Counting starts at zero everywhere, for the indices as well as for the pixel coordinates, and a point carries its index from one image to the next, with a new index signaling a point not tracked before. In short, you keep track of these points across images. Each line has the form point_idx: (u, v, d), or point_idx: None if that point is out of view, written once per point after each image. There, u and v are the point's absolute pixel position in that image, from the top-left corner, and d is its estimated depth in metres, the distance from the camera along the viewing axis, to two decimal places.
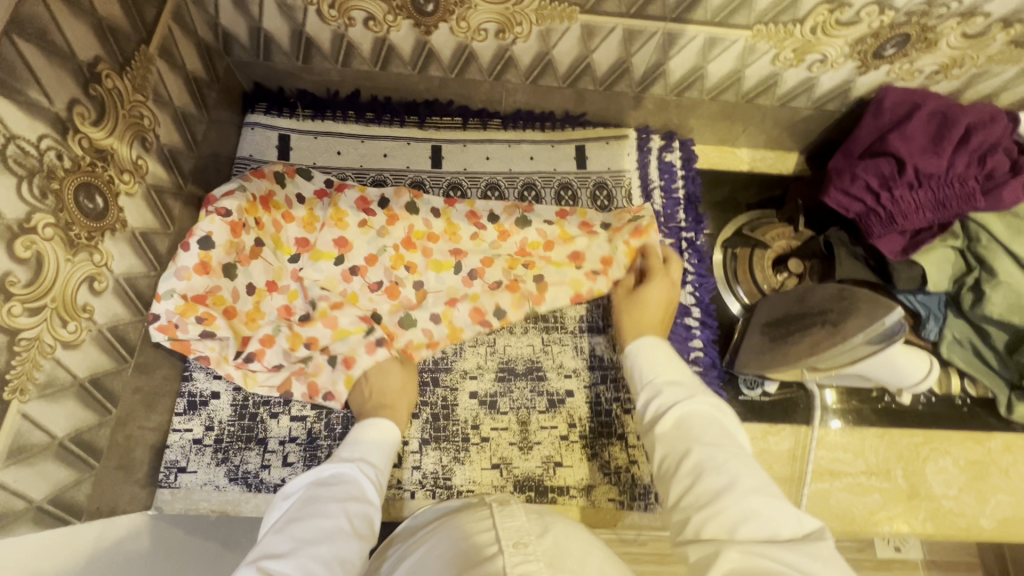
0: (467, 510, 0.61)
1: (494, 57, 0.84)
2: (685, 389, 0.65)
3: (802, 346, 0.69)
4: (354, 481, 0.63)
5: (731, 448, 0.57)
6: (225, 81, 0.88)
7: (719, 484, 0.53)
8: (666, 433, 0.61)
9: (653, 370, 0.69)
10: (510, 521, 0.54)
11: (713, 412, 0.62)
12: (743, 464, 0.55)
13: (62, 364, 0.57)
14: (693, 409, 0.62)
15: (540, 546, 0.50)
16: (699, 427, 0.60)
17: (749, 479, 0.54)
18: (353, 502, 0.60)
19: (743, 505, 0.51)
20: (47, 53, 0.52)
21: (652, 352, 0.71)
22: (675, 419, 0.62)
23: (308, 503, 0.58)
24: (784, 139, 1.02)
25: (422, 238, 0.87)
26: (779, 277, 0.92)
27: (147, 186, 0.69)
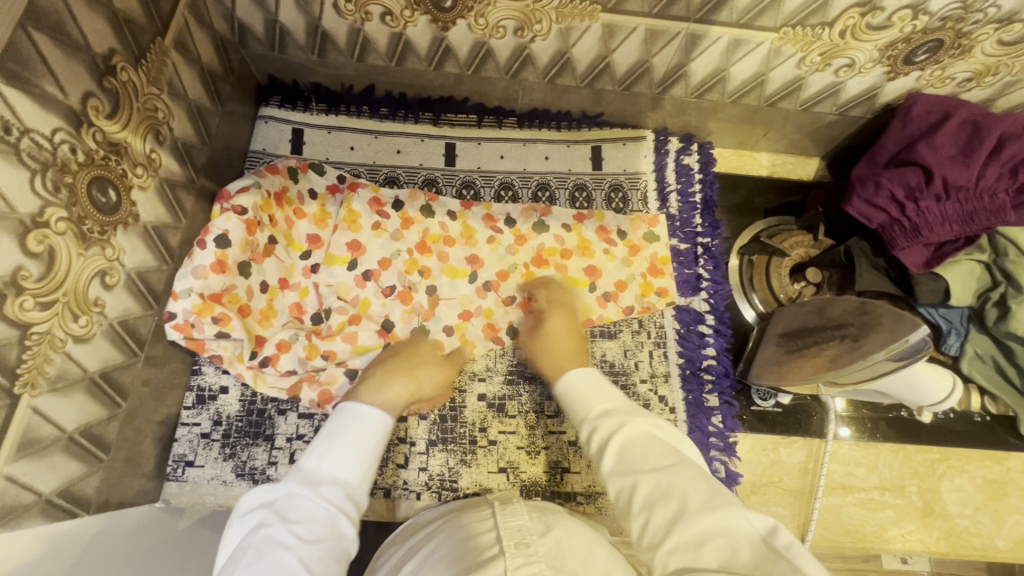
0: (466, 511, 0.61)
1: (512, 55, 0.83)
2: (614, 416, 0.61)
3: (819, 360, 0.69)
4: (328, 478, 0.56)
5: (676, 464, 0.54)
6: (240, 74, 0.87)
7: (670, 512, 0.50)
8: (611, 467, 0.57)
9: (586, 402, 0.65)
10: (513, 520, 0.54)
11: (651, 429, 0.60)
12: (689, 479, 0.52)
13: (72, 358, 0.57)
14: (633, 431, 0.59)
15: (542, 546, 0.50)
16: (639, 452, 0.57)
17: (696, 498, 0.50)
18: (316, 528, 0.51)
19: (692, 532, 0.47)
20: (63, 46, 0.52)
21: (588, 380, 0.68)
22: (617, 446, 0.58)
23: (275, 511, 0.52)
24: (806, 144, 1.00)
25: (437, 242, 0.88)
26: (796, 286, 0.91)
27: (160, 180, 0.68)
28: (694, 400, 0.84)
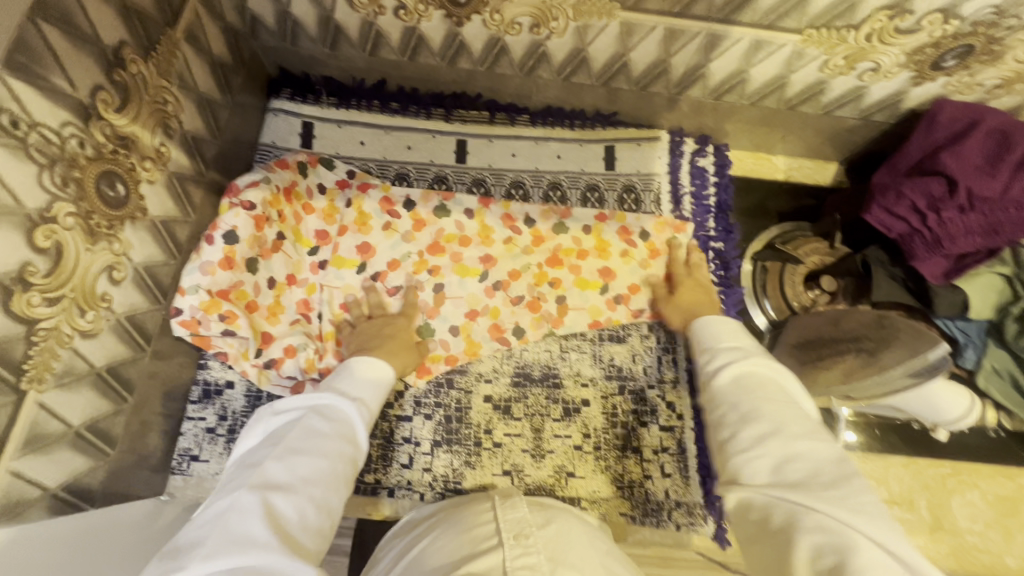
0: (469, 504, 0.60)
1: (527, 52, 0.81)
2: (739, 351, 0.64)
3: (833, 372, 0.68)
4: (304, 427, 0.56)
5: (783, 403, 0.55)
6: (250, 65, 0.86)
7: (760, 431, 0.52)
8: (721, 390, 0.60)
9: (716, 338, 0.68)
10: (512, 513, 0.54)
11: (775, 375, 0.60)
12: (793, 416, 0.53)
13: (79, 353, 0.57)
14: (754, 367, 0.60)
15: (541, 537, 0.50)
16: (755, 390, 0.58)
17: (797, 425, 0.52)
18: (342, 435, 0.58)
19: (790, 451, 0.49)
20: (72, 38, 0.51)
21: (719, 324, 0.69)
22: (735, 375, 0.60)
23: (247, 461, 0.52)
24: (825, 148, 0.97)
25: (452, 242, 0.87)
26: (811, 294, 0.90)
27: (170, 174, 0.68)
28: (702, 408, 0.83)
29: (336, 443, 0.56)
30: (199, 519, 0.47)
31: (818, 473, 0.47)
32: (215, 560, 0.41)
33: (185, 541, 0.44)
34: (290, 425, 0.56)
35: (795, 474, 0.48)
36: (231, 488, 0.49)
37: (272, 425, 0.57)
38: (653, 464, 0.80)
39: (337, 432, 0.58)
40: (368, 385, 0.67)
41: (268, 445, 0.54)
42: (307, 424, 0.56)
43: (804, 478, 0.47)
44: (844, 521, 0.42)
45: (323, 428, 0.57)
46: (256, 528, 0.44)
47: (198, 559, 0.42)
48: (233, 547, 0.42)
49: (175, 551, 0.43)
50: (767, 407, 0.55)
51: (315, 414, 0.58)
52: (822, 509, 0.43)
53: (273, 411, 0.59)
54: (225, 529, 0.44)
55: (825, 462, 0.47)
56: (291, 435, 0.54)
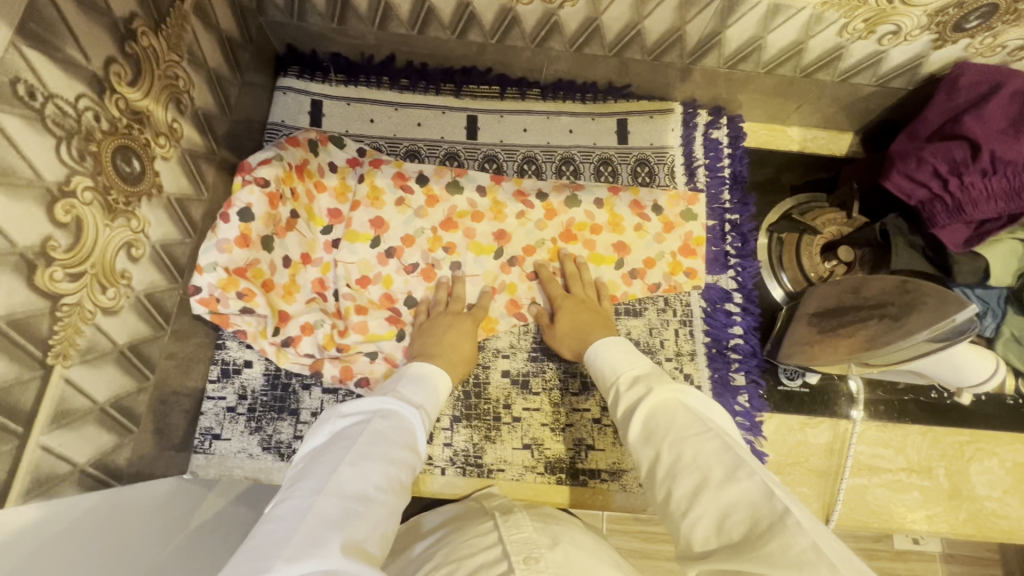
0: (472, 530, 0.62)
1: (540, 22, 0.79)
2: (640, 385, 0.62)
3: (855, 340, 0.67)
4: (373, 431, 0.56)
5: (699, 432, 0.52)
6: (258, 42, 0.84)
7: (692, 484, 0.49)
8: (639, 438, 0.57)
9: (614, 366, 0.67)
10: (518, 534, 0.57)
11: (678, 394, 0.58)
12: (711, 450, 0.50)
13: (102, 330, 0.57)
14: (659, 399, 0.58)
15: (550, 558, 0.52)
16: (667, 419, 0.55)
17: (719, 468, 0.49)
18: (404, 442, 0.57)
19: (721, 500, 0.46)
20: (83, 7, 0.50)
21: (611, 347, 0.70)
22: (647, 420, 0.57)
23: (319, 459, 0.53)
24: (840, 117, 0.96)
25: (465, 218, 0.87)
26: (827, 266, 0.88)
27: (182, 150, 0.67)
28: (720, 378, 0.83)
29: (401, 453, 0.56)
30: (276, 514, 0.47)
31: (755, 520, 0.43)
32: (295, 565, 0.42)
33: (264, 537, 0.45)
34: (359, 426, 0.56)
35: (738, 523, 0.44)
36: (308, 486, 0.49)
37: (341, 423, 0.57)
38: None
39: (403, 439, 0.58)
40: (428, 391, 0.67)
41: (339, 443, 0.54)
42: (377, 427, 0.56)
43: (744, 532, 0.43)
44: (775, 546, 0.40)
45: (390, 433, 0.57)
46: (332, 538, 0.44)
47: (281, 561, 0.42)
48: (313, 552, 0.43)
49: (256, 548, 0.44)
50: (674, 434, 0.53)
51: (381, 418, 0.58)
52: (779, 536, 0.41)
53: (339, 411, 0.58)
54: (305, 533, 0.44)
55: (740, 466, 0.47)
56: (362, 437, 0.54)
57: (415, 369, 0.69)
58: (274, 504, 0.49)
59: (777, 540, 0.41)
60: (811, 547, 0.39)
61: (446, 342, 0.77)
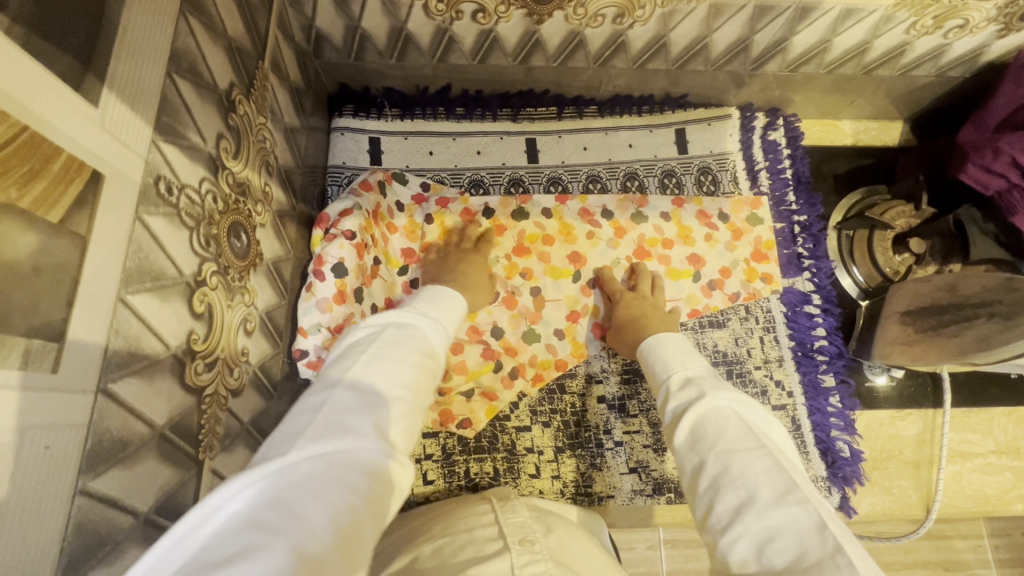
0: (455, 512, 0.58)
1: (606, 43, 0.78)
2: (693, 386, 0.54)
3: (967, 339, 0.67)
4: (393, 335, 0.48)
5: (752, 451, 0.45)
6: (314, 85, 0.82)
7: (736, 501, 0.43)
8: (683, 444, 0.50)
9: (664, 364, 0.59)
10: (513, 517, 0.53)
11: (733, 404, 0.50)
12: (763, 469, 0.44)
13: (233, 412, 0.55)
14: (711, 404, 0.50)
15: (546, 545, 0.48)
16: (716, 429, 0.48)
17: (768, 489, 0.42)
18: (425, 355, 0.50)
19: (767, 524, 0.40)
20: (198, 87, 0.48)
21: (670, 343, 0.62)
22: (693, 421, 0.50)
23: (343, 358, 0.46)
24: (893, 108, 0.97)
25: (538, 243, 0.87)
26: (900, 260, 0.88)
27: (274, 212, 0.65)
28: (811, 381, 0.84)
29: (424, 360, 0.49)
30: (303, 406, 0.41)
31: (802, 555, 0.38)
32: (317, 446, 0.36)
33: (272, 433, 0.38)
34: (380, 331, 0.48)
35: (782, 555, 0.38)
36: (329, 383, 0.42)
37: (364, 330, 0.49)
38: None
39: (423, 345, 0.50)
40: (451, 311, 0.60)
41: (361, 346, 0.47)
42: (398, 333, 0.49)
43: (790, 565, 0.37)
44: None
45: (412, 342, 0.49)
46: (361, 426, 0.39)
47: (305, 444, 0.36)
48: (338, 436, 0.37)
49: (282, 436, 0.37)
50: (722, 446, 0.46)
51: (399, 326, 0.50)
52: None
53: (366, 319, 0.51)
54: (327, 419, 0.38)
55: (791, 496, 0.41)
56: (383, 339, 0.47)
57: (441, 293, 0.61)
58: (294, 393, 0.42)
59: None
60: None
61: (471, 281, 0.77)
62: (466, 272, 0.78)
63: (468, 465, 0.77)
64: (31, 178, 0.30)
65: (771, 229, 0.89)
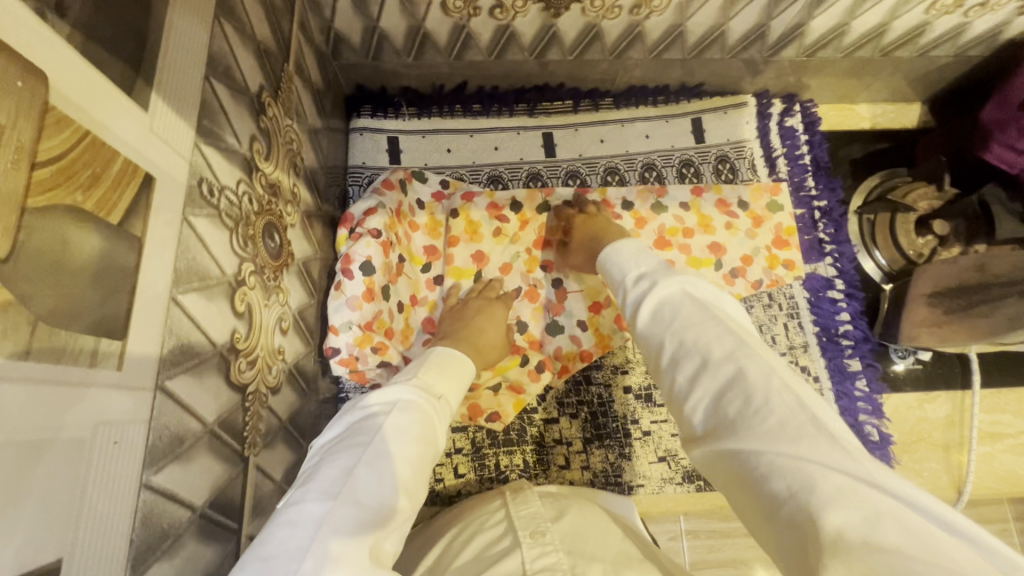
0: (474, 510, 0.61)
1: (622, 34, 0.78)
2: (648, 271, 0.57)
3: (997, 319, 0.68)
4: (392, 424, 0.51)
5: (709, 316, 0.47)
6: (334, 87, 0.83)
7: (690, 368, 0.45)
8: (645, 328, 0.51)
9: (614, 263, 0.61)
10: (526, 509, 0.56)
11: (690, 282, 0.52)
12: (715, 331, 0.46)
13: (272, 409, 0.56)
14: (660, 289, 0.52)
15: (556, 532, 0.51)
16: (676, 308, 0.50)
17: (720, 348, 0.44)
18: (418, 437, 0.52)
19: (729, 404, 0.41)
20: (233, 91, 0.49)
21: (623, 244, 0.64)
22: (650, 306, 0.52)
23: (333, 459, 0.47)
24: (912, 90, 0.96)
25: (559, 237, 0.87)
26: (923, 241, 0.88)
27: (302, 213, 0.66)
28: (836, 366, 0.84)
29: (418, 447, 0.51)
30: (286, 519, 0.42)
31: (746, 401, 0.40)
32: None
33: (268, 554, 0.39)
34: (376, 422, 0.51)
35: (746, 411, 0.39)
36: (319, 490, 0.44)
37: (358, 417, 0.52)
38: None
39: (422, 432, 0.53)
40: (450, 380, 0.62)
41: (354, 440, 0.49)
42: (397, 422, 0.51)
43: (735, 413, 0.40)
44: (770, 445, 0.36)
45: (405, 426, 0.51)
46: (352, 545, 0.40)
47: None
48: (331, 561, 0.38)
49: (264, 564, 0.39)
50: (681, 317, 0.48)
51: (401, 411, 0.53)
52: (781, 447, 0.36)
53: (356, 404, 0.54)
54: (320, 539, 0.40)
55: (747, 371, 0.41)
56: (380, 432, 0.50)
57: (441, 358, 0.64)
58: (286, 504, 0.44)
59: (786, 447, 0.36)
60: (803, 450, 0.35)
61: (474, 328, 0.75)
62: (467, 321, 0.75)
63: (498, 459, 0.78)
64: (93, 181, 0.31)
65: (792, 216, 0.89)
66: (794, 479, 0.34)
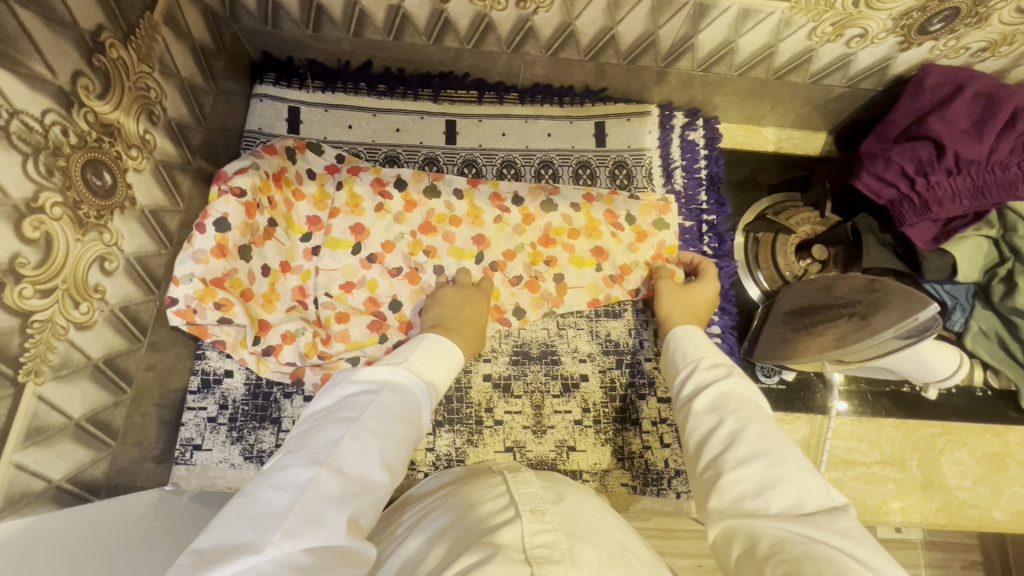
0: (479, 480, 0.65)
1: (514, 28, 0.80)
2: (721, 366, 0.64)
3: (826, 338, 0.67)
4: (380, 404, 0.59)
5: (768, 423, 0.55)
6: (231, 49, 0.84)
7: (721, 371, 0.63)
8: (703, 409, 0.60)
9: (685, 348, 0.69)
10: (525, 488, 0.58)
11: (751, 390, 0.60)
12: (776, 438, 0.53)
13: (75, 345, 0.56)
14: (722, 389, 0.60)
15: (555, 513, 0.52)
16: (708, 348, 0.69)
17: (781, 452, 0.51)
18: (402, 423, 0.59)
19: (772, 473, 0.50)
20: (47, 22, 0.50)
21: (694, 334, 0.71)
22: (711, 397, 0.60)
23: (322, 428, 0.55)
24: (814, 118, 0.97)
25: (444, 222, 0.87)
26: (802, 264, 0.90)
27: (156, 161, 0.67)
28: None
29: (404, 427, 0.59)
30: (277, 481, 0.49)
31: (747, 409, 0.57)
32: (296, 541, 0.44)
33: (265, 501, 0.47)
34: (367, 399, 0.59)
35: (781, 503, 0.47)
36: (308, 456, 0.51)
37: (352, 392, 0.60)
38: (653, 435, 0.81)
39: (406, 414, 0.60)
40: (441, 366, 0.69)
41: (343, 414, 0.57)
42: (384, 401, 0.59)
43: (735, 410, 0.57)
44: (766, 433, 0.54)
45: (394, 408, 0.59)
46: (331, 515, 0.47)
47: (279, 533, 0.44)
48: (314, 527, 0.45)
49: (255, 514, 0.46)
50: (740, 413, 0.56)
51: (390, 391, 0.61)
52: (815, 536, 0.43)
53: (350, 378, 0.62)
54: (304, 505, 0.46)
55: (754, 395, 0.60)
56: (368, 411, 0.57)
57: (431, 342, 0.70)
58: (274, 462, 0.52)
59: (766, 428, 0.54)
60: (789, 443, 0.53)
61: (463, 315, 0.79)
62: (458, 306, 0.79)
63: None
64: None
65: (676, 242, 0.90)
66: (753, 448, 0.52)
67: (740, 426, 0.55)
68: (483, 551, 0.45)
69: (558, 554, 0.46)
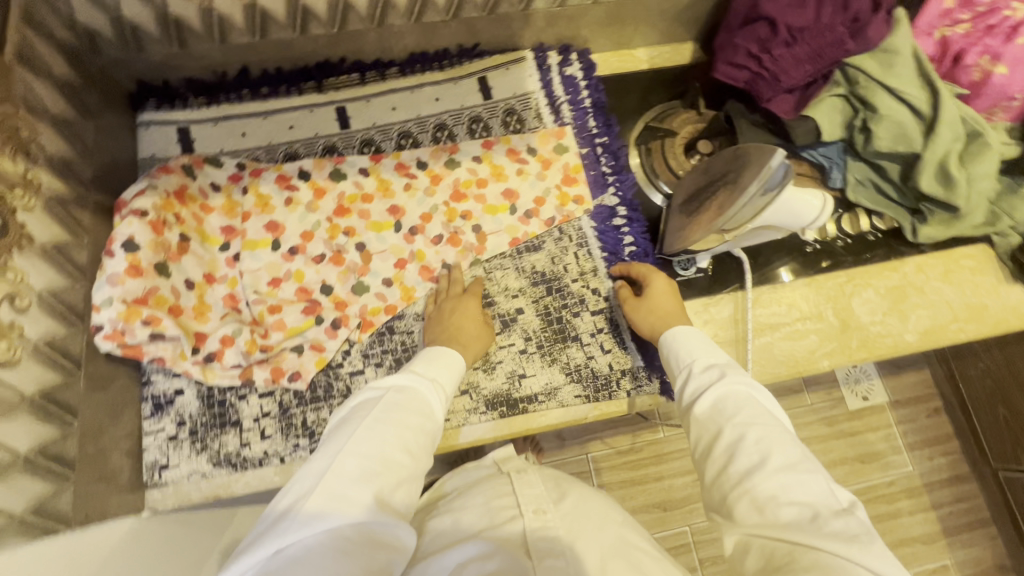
0: (487, 480, 0.72)
1: (371, 3, 0.83)
2: (714, 370, 0.68)
3: (710, 211, 0.75)
4: (388, 400, 0.63)
5: (770, 426, 0.59)
6: (102, 82, 0.84)
7: (715, 374, 0.67)
8: (704, 416, 0.64)
9: (686, 351, 0.73)
10: (530, 491, 0.67)
11: (747, 388, 0.64)
12: (776, 439, 0.58)
13: (4, 382, 0.57)
14: (722, 392, 0.64)
15: (557, 513, 0.63)
16: (695, 345, 0.73)
17: (778, 458, 0.56)
18: (416, 415, 0.63)
19: (775, 485, 0.54)
20: None
21: (689, 336, 0.75)
22: (710, 406, 0.64)
23: (337, 429, 0.60)
24: (676, 30, 1.04)
25: (356, 202, 0.91)
26: (693, 161, 0.97)
27: (46, 198, 0.68)
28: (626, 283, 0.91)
29: (418, 418, 0.63)
30: (302, 473, 0.56)
31: (742, 416, 0.61)
32: (323, 518, 0.50)
33: (295, 488, 0.54)
34: (373, 400, 0.63)
35: (787, 513, 0.52)
36: (326, 450, 0.57)
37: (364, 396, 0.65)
38: (594, 345, 0.87)
39: (417, 407, 0.64)
40: (443, 362, 0.73)
41: (355, 415, 0.61)
42: (395, 399, 0.63)
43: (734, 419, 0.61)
44: (763, 439, 0.58)
45: (403, 402, 0.63)
46: (353, 495, 0.53)
47: (306, 512, 0.51)
48: (337, 506, 0.52)
49: (288, 497, 0.53)
50: (742, 417, 0.60)
51: (397, 390, 0.65)
52: (817, 544, 0.49)
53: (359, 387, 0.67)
54: (328, 488, 0.53)
55: (752, 394, 0.63)
56: (377, 406, 0.61)
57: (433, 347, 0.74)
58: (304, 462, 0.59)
59: (758, 430, 0.59)
60: (789, 442, 0.57)
61: (453, 325, 0.81)
62: (446, 317, 0.82)
63: (306, 415, 0.81)
64: None
65: (578, 165, 0.96)
66: (756, 456, 0.57)
67: (733, 446, 0.59)
68: (486, 545, 0.58)
69: (558, 548, 0.58)
